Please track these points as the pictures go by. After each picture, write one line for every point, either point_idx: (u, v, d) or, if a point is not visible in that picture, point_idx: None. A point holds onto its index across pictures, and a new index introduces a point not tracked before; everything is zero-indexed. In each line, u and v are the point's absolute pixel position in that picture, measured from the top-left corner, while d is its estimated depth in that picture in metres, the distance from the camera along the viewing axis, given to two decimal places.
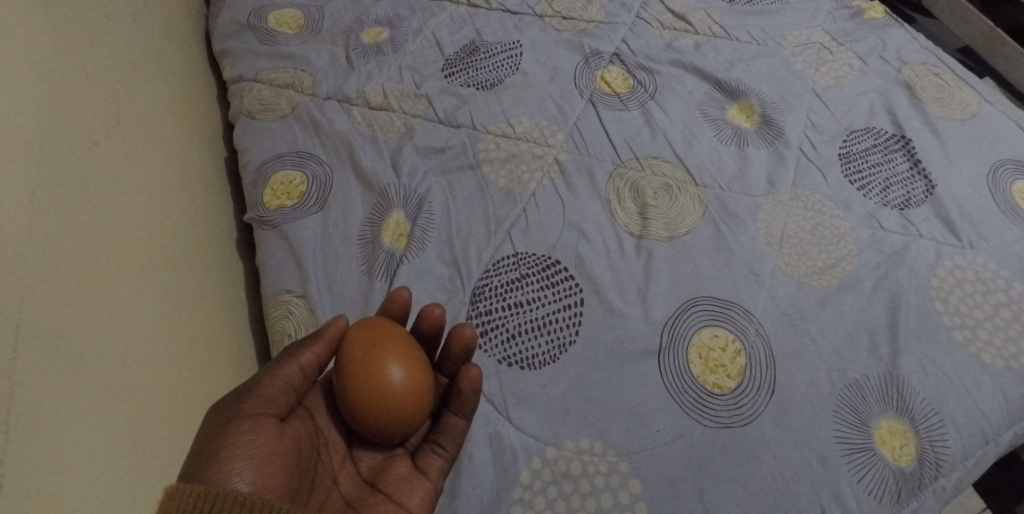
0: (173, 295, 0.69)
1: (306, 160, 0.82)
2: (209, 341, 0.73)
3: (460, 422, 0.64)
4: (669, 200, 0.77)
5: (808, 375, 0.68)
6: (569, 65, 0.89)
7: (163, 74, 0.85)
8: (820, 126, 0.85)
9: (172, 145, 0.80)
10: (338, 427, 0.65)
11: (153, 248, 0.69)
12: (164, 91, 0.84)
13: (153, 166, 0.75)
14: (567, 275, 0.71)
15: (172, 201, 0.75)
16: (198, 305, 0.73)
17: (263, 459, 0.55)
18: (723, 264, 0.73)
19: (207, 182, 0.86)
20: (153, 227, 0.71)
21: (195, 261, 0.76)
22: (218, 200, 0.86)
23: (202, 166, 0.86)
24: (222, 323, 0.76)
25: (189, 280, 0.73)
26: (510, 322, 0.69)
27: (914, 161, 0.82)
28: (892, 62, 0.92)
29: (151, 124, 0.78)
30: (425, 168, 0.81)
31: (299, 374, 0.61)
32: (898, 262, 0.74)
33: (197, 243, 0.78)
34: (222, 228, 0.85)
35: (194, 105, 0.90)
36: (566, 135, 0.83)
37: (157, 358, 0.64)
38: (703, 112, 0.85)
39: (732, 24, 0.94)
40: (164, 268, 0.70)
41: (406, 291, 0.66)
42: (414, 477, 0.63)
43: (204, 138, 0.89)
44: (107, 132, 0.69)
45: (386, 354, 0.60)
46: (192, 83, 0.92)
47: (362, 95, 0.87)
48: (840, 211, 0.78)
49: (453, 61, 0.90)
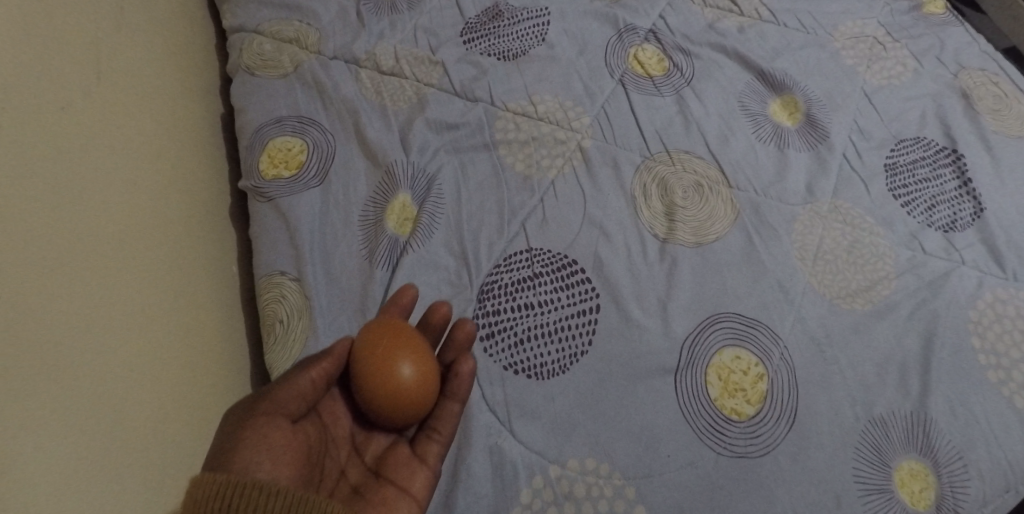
0: (161, 278, 0.64)
1: (307, 126, 0.76)
2: (199, 328, 0.68)
3: (454, 406, 0.60)
4: (700, 202, 0.71)
5: (832, 407, 0.63)
6: (601, 39, 0.82)
7: (158, 25, 0.78)
8: (867, 131, 0.78)
9: (172, 108, 0.76)
10: (343, 426, 0.62)
11: (140, 225, 0.64)
12: (157, 44, 0.77)
13: (152, 133, 0.70)
14: (583, 277, 0.66)
15: (170, 172, 0.71)
16: (187, 288, 0.68)
17: (281, 453, 0.53)
18: (752, 278, 0.67)
19: (201, 148, 0.79)
20: (140, 200, 0.65)
21: (185, 237, 0.71)
22: (212, 167, 0.80)
23: (197, 132, 0.80)
24: (212, 306, 0.72)
25: (179, 260, 0.68)
26: (519, 326, 0.64)
27: (963, 179, 0.76)
28: (948, 65, 0.85)
29: (141, 84, 0.71)
30: (437, 145, 0.74)
31: (310, 386, 0.58)
32: (937, 290, 0.69)
33: (188, 219, 0.72)
34: (213, 196, 0.79)
35: (189, 62, 0.83)
36: (593, 119, 0.76)
37: (142, 349, 0.59)
38: (743, 104, 0.79)
39: (780, 7, 0.87)
40: (152, 249, 0.64)
41: (413, 287, 0.62)
42: (414, 463, 0.59)
43: (199, 97, 0.83)
44: (91, 91, 0.62)
45: (395, 350, 0.57)
46: (187, 29, 0.85)
47: (371, 57, 0.80)
48: (880, 228, 0.72)
49: (474, 25, 0.83)
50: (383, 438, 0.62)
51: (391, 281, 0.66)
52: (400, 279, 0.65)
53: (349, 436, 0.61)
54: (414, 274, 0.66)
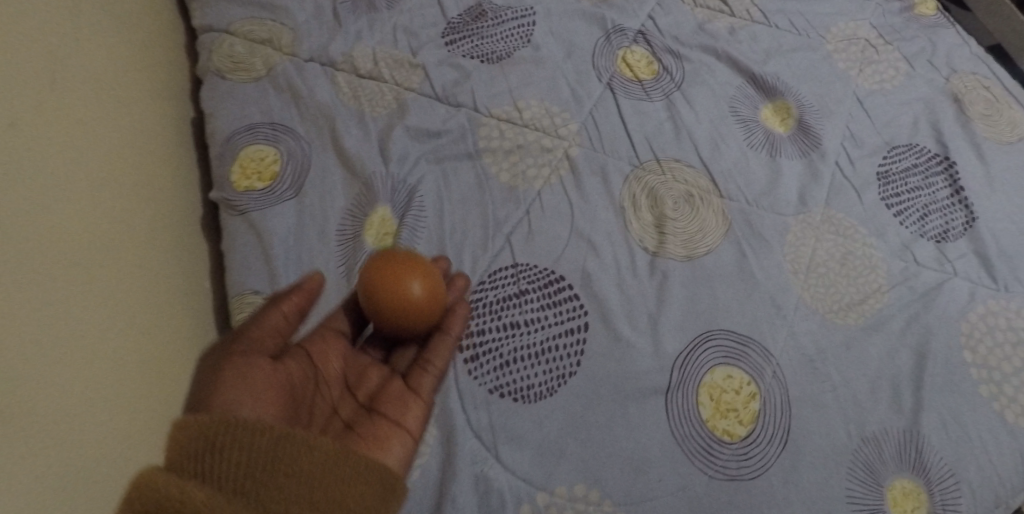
0: (128, 295, 0.60)
1: (281, 134, 0.73)
2: (169, 347, 0.64)
3: (448, 339, 0.60)
4: (690, 213, 0.69)
5: (825, 426, 0.62)
6: (588, 41, 0.79)
7: (119, 22, 0.73)
8: (859, 138, 0.77)
9: (150, 112, 0.74)
10: (338, 364, 0.62)
11: (111, 236, 0.61)
12: (119, 42, 0.72)
13: (133, 138, 0.69)
14: (571, 294, 0.64)
15: (152, 178, 0.70)
16: (155, 304, 0.64)
17: (261, 390, 0.55)
18: (744, 293, 0.65)
19: (168, 154, 0.75)
20: (105, 212, 0.61)
21: (152, 250, 0.67)
22: (180, 174, 0.76)
23: (162, 137, 0.75)
24: (183, 322, 0.68)
25: (146, 274, 0.64)
26: (505, 346, 0.61)
27: (955, 188, 0.74)
28: (941, 69, 0.83)
29: (103, 86, 0.67)
30: (417, 153, 0.71)
31: (285, 322, 0.59)
32: (930, 302, 0.68)
33: (155, 230, 0.68)
34: (182, 206, 0.75)
35: (154, 61, 0.78)
36: (580, 125, 0.73)
37: (109, 372, 0.55)
38: (734, 110, 0.77)
39: (772, 8, 0.85)
40: (119, 263, 0.60)
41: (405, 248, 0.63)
42: (406, 394, 0.60)
43: (165, 100, 0.78)
44: (51, 93, 0.58)
45: (404, 272, 0.58)
46: (155, 27, 0.81)
47: (348, 60, 0.77)
48: (873, 238, 0.71)
49: (456, 25, 0.80)
50: (378, 374, 0.63)
51: None
52: None
53: (342, 374, 0.62)
54: None
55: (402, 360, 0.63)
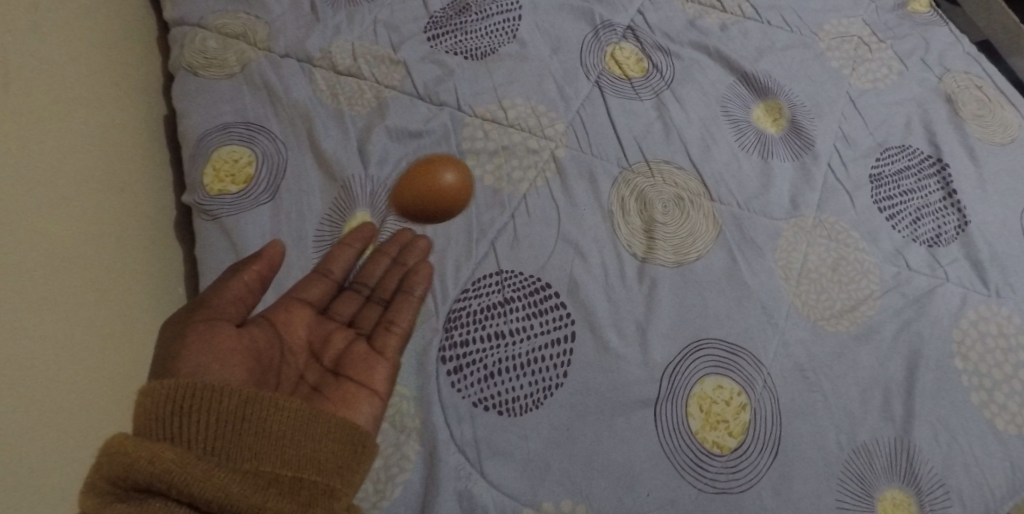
0: (84, 307, 0.58)
1: (255, 134, 0.71)
2: (132, 359, 0.62)
3: (413, 301, 0.61)
4: (680, 217, 0.67)
5: (817, 437, 0.60)
6: (576, 37, 0.77)
7: (77, 13, 0.69)
8: (852, 139, 0.75)
9: (125, 111, 0.74)
10: (301, 332, 0.59)
11: (81, 234, 0.60)
12: (77, 36, 0.68)
13: (104, 135, 0.68)
14: (557, 302, 0.62)
15: (124, 177, 0.70)
16: (115, 314, 0.62)
17: (227, 357, 0.52)
18: (735, 300, 0.64)
19: (132, 154, 0.72)
20: (59, 220, 0.58)
21: (113, 258, 0.64)
22: (145, 174, 0.73)
23: (126, 136, 0.72)
24: (149, 332, 0.66)
25: (105, 283, 0.62)
26: (489, 357, 0.59)
27: (948, 191, 0.73)
28: (934, 68, 0.82)
29: (58, 82, 0.63)
30: (397, 155, 0.69)
31: (246, 291, 0.56)
32: (923, 309, 0.66)
33: (116, 235, 0.65)
34: (149, 210, 0.72)
35: (117, 57, 0.75)
36: (567, 125, 0.71)
37: (62, 391, 0.53)
38: (725, 109, 0.75)
39: (764, 3, 0.83)
40: (74, 273, 0.58)
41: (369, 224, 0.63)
42: (372, 356, 0.58)
43: (130, 97, 0.75)
44: (17, 86, 0.57)
45: (435, 165, 0.66)
46: (123, 21, 0.78)
47: (327, 56, 0.75)
48: (865, 243, 0.69)
49: (439, 20, 0.78)
50: (343, 339, 0.60)
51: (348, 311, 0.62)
52: None
53: (306, 342, 0.59)
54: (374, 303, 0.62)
55: (365, 324, 0.61)
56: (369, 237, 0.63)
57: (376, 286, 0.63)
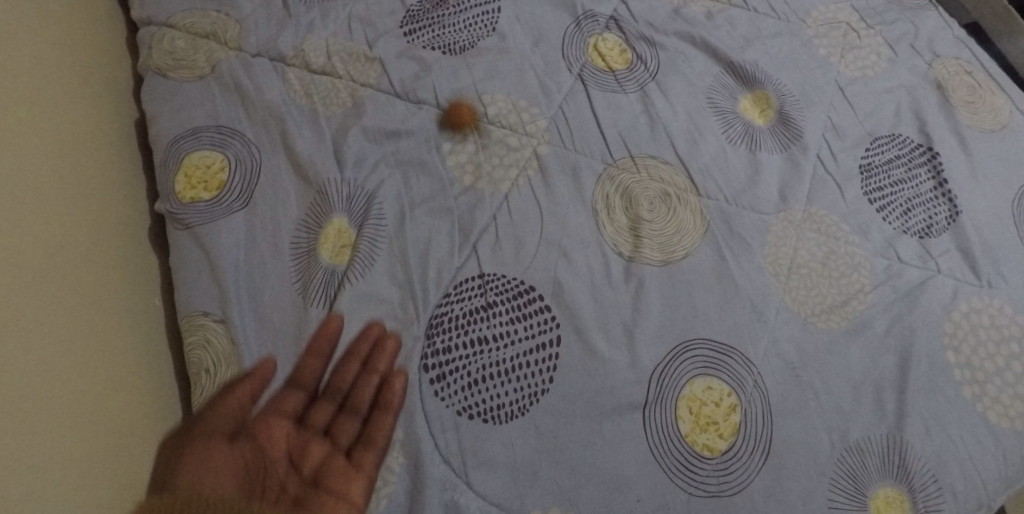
0: (41, 320, 0.55)
1: (228, 138, 0.69)
2: (103, 373, 0.60)
3: (388, 415, 0.57)
4: (667, 214, 0.65)
5: (808, 437, 0.59)
6: (557, 29, 0.75)
7: (26, 15, 0.67)
8: (841, 129, 0.74)
9: (101, 123, 0.72)
10: (283, 447, 0.58)
11: (53, 248, 0.59)
12: (26, 38, 0.65)
13: (76, 148, 0.67)
14: (541, 306, 0.60)
15: (100, 190, 0.68)
16: (93, 331, 0.60)
17: (217, 470, 0.53)
18: (724, 299, 0.62)
19: (95, 160, 0.69)
20: (6, 228, 0.55)
21: (89, 272, 0.63)
22: (111, 181, 0.71)
23: (88, 141, 0.69)
24: (122, 345, 0.63)
25: (68, 294, 0.59)
26: (473, 364, 0.58)
27: (938, 180, 0.72)
28: (923, 53, 0.80)
29: (17, 93, 0.62)
30: (375, 157, 0.68)
31: (238, 409, 0.57)
32: (916, 302, 0.65)
33: (92, 250, 0.64)
34: (118, 218, 0.70)
35: (77, 61, 0.72)
36: (549, 121, 0.69)
37: (35, 412, 0.51)
38: (711, 101, 0.73)
39: None
40: (27, 286, 0.55)
41: (337, 318, 0.60)
42: (349, 470, 0.56)
43: (92, 101, 0.72)
44: None
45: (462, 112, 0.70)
46: (93, 26, 0.77)
47: (300, 54, 0.73)
48: (855, 236, 0.68)
49: (416, 13, 0.76)
50: (321, 449, 0.58)
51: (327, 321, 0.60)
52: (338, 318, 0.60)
53: (287, 453, 0.57)
54: (354, 313, 0.60)
55: (344, 434, 0.58)
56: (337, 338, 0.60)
57: (350, 391, 0.59)
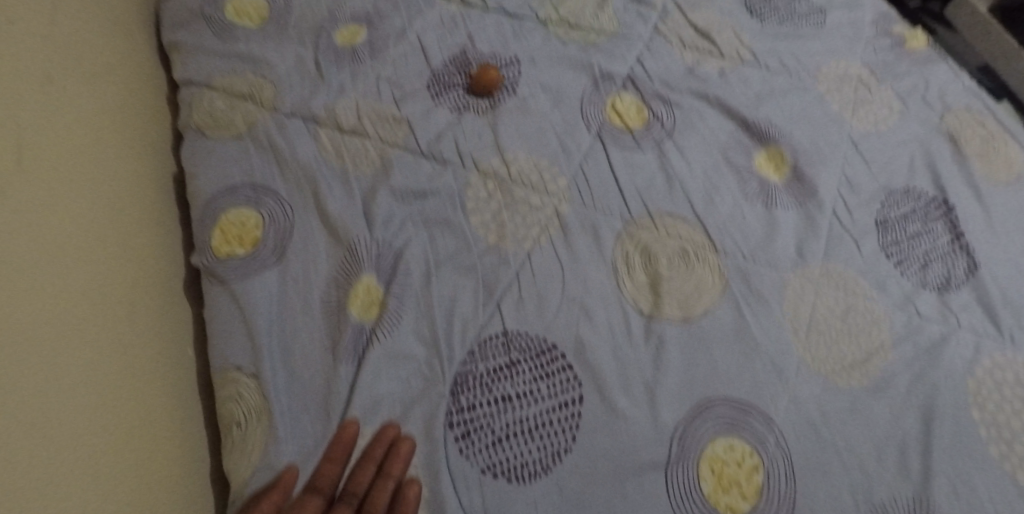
0: (73, 369, 0.56)
1: (262, 196, 0.72)
2: (132, 423, 0.60)
3: None
4: (686, 272, 0.66)
5: (833, 498, 0.59)
6: (576, 90, 0.78)
7: (70, 72, 0.69)
8: (856, 183, 0.75)
9: (151, 180, 0.77)
10: None
11: (110, 293, 0.64)
12: (73, 92, 0.69)
13: (129, 202, 0.72)
14: (564, 364, 0.61)
15: (148, 243, 0.72)
16: (140, 375, 0.64)
17: None
18: (744, 357, 0.63)
19: (129, 211, 0.71)
20: (72, 270, 0.60)
21: (139, 320, 0.67)
22: (143, 233, 0.72)
23: (123, 193, 0.72)
24: (152, 395, 0.64)
25: (99, 342, 0.60)
26: (497, 422, 0.59)
27: (955, 233, 0.73)
28: (934, 105, 0.81)
29: (83, 148, 0.67)
30: (403, 215, 0.70)
31: None
32: (937, 359, 0.65)
33: (142, 300, 0.68)
34: (151, 269, 0.71)
35: (117, 117, 0.75)
36: (569, 179, 0.71)
37: (88, 444, 0.55)
38: (727, 159, 0.74)
39: (762, 48, 0.84)
40: (61, 334, 0.56)
41: (354, 424, 0.60)
42: None
43: (127, 155, 0.75)
44: (50, 146, 0.62)
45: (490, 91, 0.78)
46: (142, 88, 0.82)
47: (331, 115, 0.77)
48: (874, 291, 0.68)
49: (441, 76, 0.80)
50: None
51: (356, 378, 0.62)
52: (367, 376, 0.61)
53: None
54: (381, 371, 0.62)
55: None
56: (354, 443, 0.59)
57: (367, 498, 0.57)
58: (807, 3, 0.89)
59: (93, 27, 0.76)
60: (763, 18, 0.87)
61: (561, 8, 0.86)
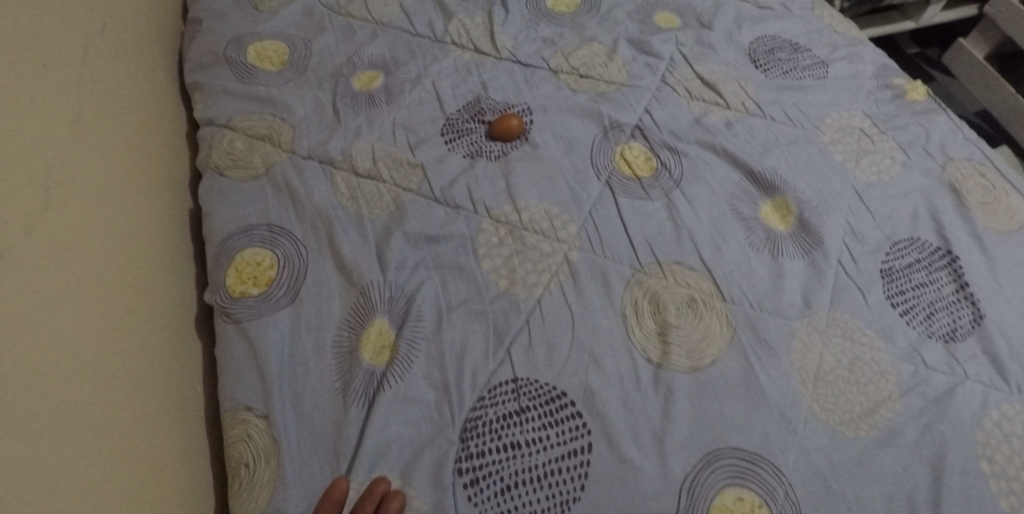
0: (78, 405, 0.56)
1: (278, 237, 0.73)
2: (139, 461, 0.60)
3: None
4: (694, 320, 0.67)
5: None
6: (586, 138, 0.80)
7: (95, 108, 0.70)
8: (860, 233, 0.76)
9: (175, 213, 0.79)
10: None
11: (134, 318, 0.65)
12: (109, 124, 0.72)
13: (154, 232, 0.74)
14: (573, 411, 0.62)
15: (171, 273, 0.74)
16: (157, 402, 0.65)
17: None
18: (752, 406, 0.63)
19: (146, 245, 0.72)
20: (99, 292, 0.62)
21: (160, 348, 0.68)
22: (160, 267, 0.73)
23: (141, 227, 0.72)
24: (166, 425, 0.65)
25: (110, 378, 0.60)
26: (506, 469, 0.60)
27: (960, 283, 0.73)
28: (935, 156, 0.83)
29: (114, 176, 0.70)
30: (416, 259, 0.71)
31: None
32: (945, 410, 0.65)
33: (164, 328, 0.70)
34: (167, 303, 0.72)
35: (138, 152, 0.76)
36: (579, 226, 0.73)
37: (100, 461, 0.56)
38: (734, 208, 0.76)
39: (767, 100, 0.86)
40: (68, 370, 0.56)
41: (344, 480, 0.59)
42: None
43: (147, 190, 0.75)
44: (83, 172, 0.65)
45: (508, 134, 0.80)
46: (167, 125, 0.85)
47: (347, 159, 0.79)
48: (880, 341, 0.69)
49: (455, 122, 0.82)
50: None
51: (366, 422, 0.62)
52: (377, 420, 0.62)
53: None
54: (391, 416, 0.62)
55: None
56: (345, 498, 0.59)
57: None
58: (810, 56, 0.92)
59: (128, 67, 0.80)
60: (768, 70, 0.89)
61: (572, 57, 0.89)
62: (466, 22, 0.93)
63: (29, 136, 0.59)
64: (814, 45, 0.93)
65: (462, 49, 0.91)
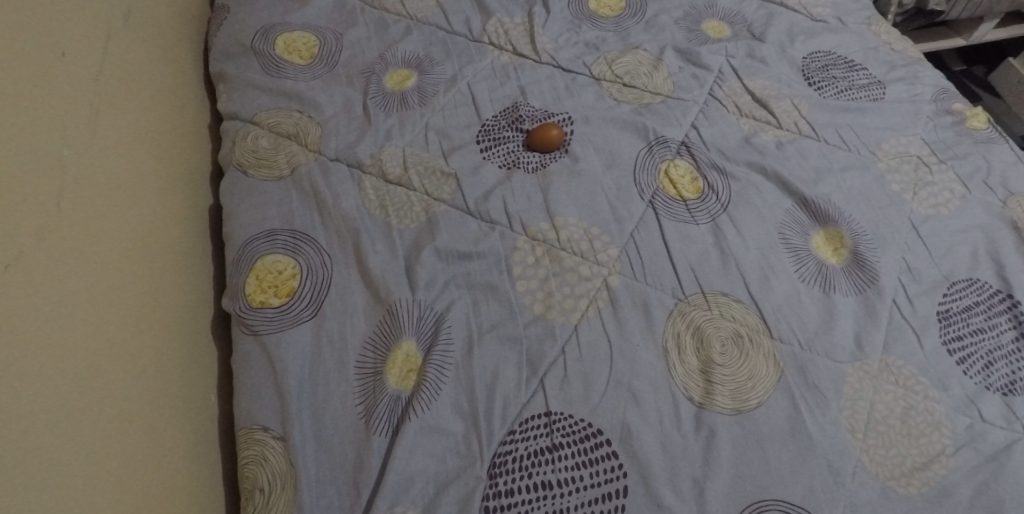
0: (81, 424, 0.51)
1: (301, 244, 0.70)
2: (147, 475, 0.56)
3: None
4: (739, 359, 0.63)
5: None
6: (629, 153, 0.76)
7: (110, 97, 0.66)
8: (917, 271, 0.70)
9: (197, 200, 0.77)
10: None
11: (153, 306, 0.64)
12: (135, 103, 0.70)
13: (176, 217, 0.72)
14: (608, 451, 0.59)
15: (191, 263, 0.72)
16: (173, 394, 0.63)
17: None
18: (798, 456, 0.59)
19: (164, 233, 0.69)
20: (121, 277, 0.60)
21: (178, 339, 0.66)
22: (174, 263, 0.69)
23: (162, 214, 0.70)
24: (182, 419, 0.63)
25: (121, 376, 0.57)
26: (535, 510, 0.56)
27: (1021, 330, 0.67)
28: (997, 190, 0.76)
29: (137, 157, 0.68)
30: (446, 276, 0.67)
31: None
32: (1003, 470, 0.60)
33: (183, 318, 0.68)
34: (186, 294, 0.69)
35: (156, 139, 0.73)
36: (620, 250, 0.69)
37: (114, 448, 0.54)
38: (783, 237, 0.71)
39: (821, 120, 0.81)
40: (75, 372, 0.52)
41: None
42: None
43: (163, 183, 0.71)
44: (107, 152, 0.63)
45: (546, 144, 0.75)
46: (193, 113, 0.82)
47: (377, 163, 0.75)
48: (935, 391, 0.63)
49: (491, 128, 0.78)
50: None
51: (389, 453, 0.58)
52: (401, 452, 0.58)
53: None
54: (416, 445, 0.59)
55: None
56: None
57: None
58: (867, 75, 0.87)
59: (155, 48, 0.78)
60: (822, 88, 0.84)
61: (616, 64, 0.85)
62: (505, 22, 0.89)
63: (55, 115, 0.58)
64: (871, 63, 0.88)
65: (501, 50, 0.87)
